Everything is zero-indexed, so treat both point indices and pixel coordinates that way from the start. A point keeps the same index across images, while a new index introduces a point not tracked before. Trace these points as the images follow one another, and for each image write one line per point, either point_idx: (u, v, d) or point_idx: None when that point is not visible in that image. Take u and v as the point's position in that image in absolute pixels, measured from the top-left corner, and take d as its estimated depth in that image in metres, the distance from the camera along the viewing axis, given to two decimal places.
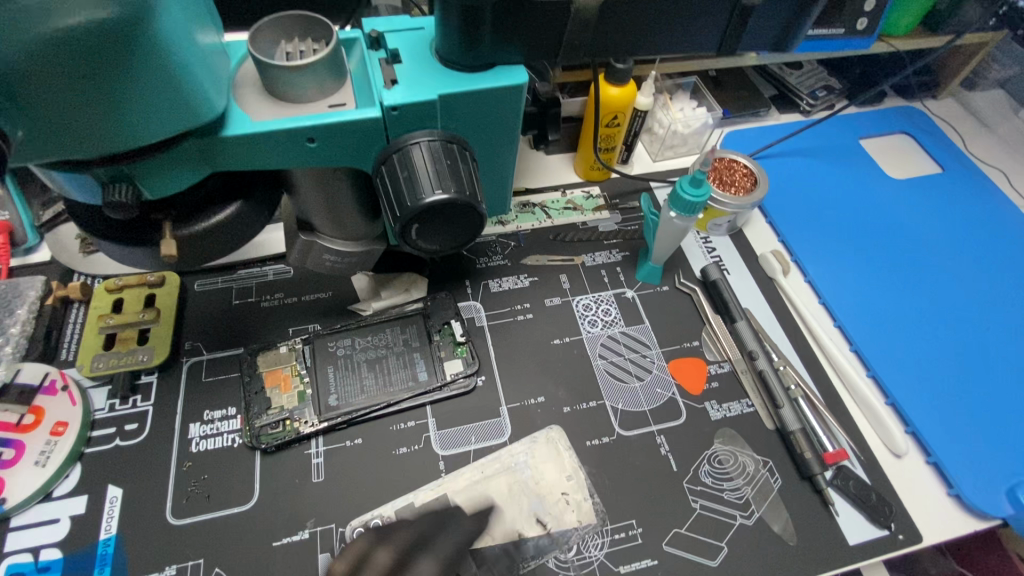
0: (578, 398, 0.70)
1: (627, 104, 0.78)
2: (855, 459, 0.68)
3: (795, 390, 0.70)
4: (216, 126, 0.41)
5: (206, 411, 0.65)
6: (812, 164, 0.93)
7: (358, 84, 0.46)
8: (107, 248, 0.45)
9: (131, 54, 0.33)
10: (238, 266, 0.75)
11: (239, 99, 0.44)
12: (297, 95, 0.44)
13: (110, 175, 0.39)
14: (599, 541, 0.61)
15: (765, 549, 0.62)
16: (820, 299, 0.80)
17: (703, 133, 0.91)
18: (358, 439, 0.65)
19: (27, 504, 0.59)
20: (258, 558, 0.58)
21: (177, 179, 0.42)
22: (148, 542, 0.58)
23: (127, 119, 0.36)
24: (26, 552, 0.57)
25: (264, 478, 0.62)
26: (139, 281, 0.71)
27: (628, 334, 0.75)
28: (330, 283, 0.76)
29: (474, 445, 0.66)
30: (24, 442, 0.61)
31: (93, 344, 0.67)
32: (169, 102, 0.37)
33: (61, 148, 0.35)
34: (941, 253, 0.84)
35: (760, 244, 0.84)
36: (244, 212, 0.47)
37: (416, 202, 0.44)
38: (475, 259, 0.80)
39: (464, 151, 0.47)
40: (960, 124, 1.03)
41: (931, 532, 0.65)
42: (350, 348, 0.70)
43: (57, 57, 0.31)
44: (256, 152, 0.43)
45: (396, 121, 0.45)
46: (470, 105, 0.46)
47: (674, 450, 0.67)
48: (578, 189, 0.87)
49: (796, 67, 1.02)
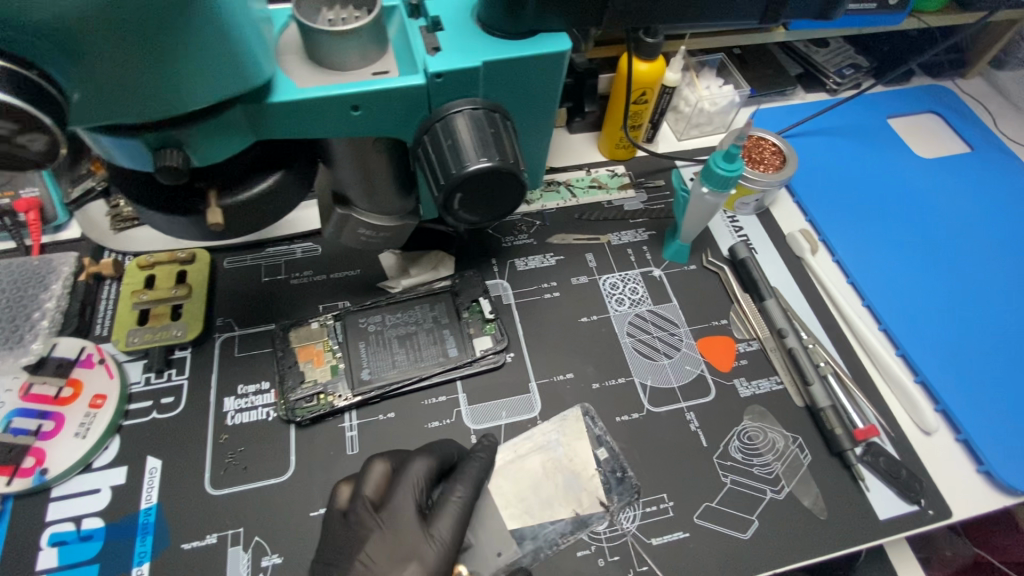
0: (607, 375, 0.71)
1: (655, 80, 0.78)
2: (884, 436, 0.68)
3: (824, 367, 0.70)
4: (263, 93, 0.41)
5: (240, 385, 0.66)
6: (840, 143, 0.92)
7: (400, 52, 0.46)
8: (151, 217, 0.45)
9: (182, 13, 0.33)
10: (267, 243, 0.76)
11: (283, 66, 0.44)
12: (341, 62, 0.44)
13: (158, 141, 0.38)
14: (631, 513, 0.62)
15: (796, 523, 0.62)
16: (848, 278, 0.79)
17: (729, 112, 0.90)
18: (390, 413, 0.66)
19: (68, 474, 0.60)
20: (295, 528, 0.59)
21: (223, 147, 0.41)
22: (187, 511, 0.59)
23: (177, 82, 0.35)
24: (68, 521, 0.58)
25: (300, 450, 0.63)
26: (170, 258, 0.72)
27: (656, 312, 0.75)
28: (358, 261, 0.76)
29: (505, 420, 0.67)
30: (64, 414, 0.62)
31: (128, 319, 0.68)
32: (219, 66, 0.36)
33: (112, 112, 0.35)
34: (970, 232, 0.84)
35: (788, 223, 0.84)
36: (286, 181, 0.47)
37: (460, 170, 0.43)
38: (501, 238, 0.80)
39: (506, 120, 0.46)
40: (989, 103, 1.01)
41: (961, 508, 0.65)
42: (381, 324, 0.70)
43: (109, 13, 0.31)
44: (300, 120, 0.43)
45: (440, 89, 0.44)
46: (512, 73, 0.46)
47: (704, 426, 0.68)
48: (602, 168, 0.87)
49: (823, 45, 1.00)
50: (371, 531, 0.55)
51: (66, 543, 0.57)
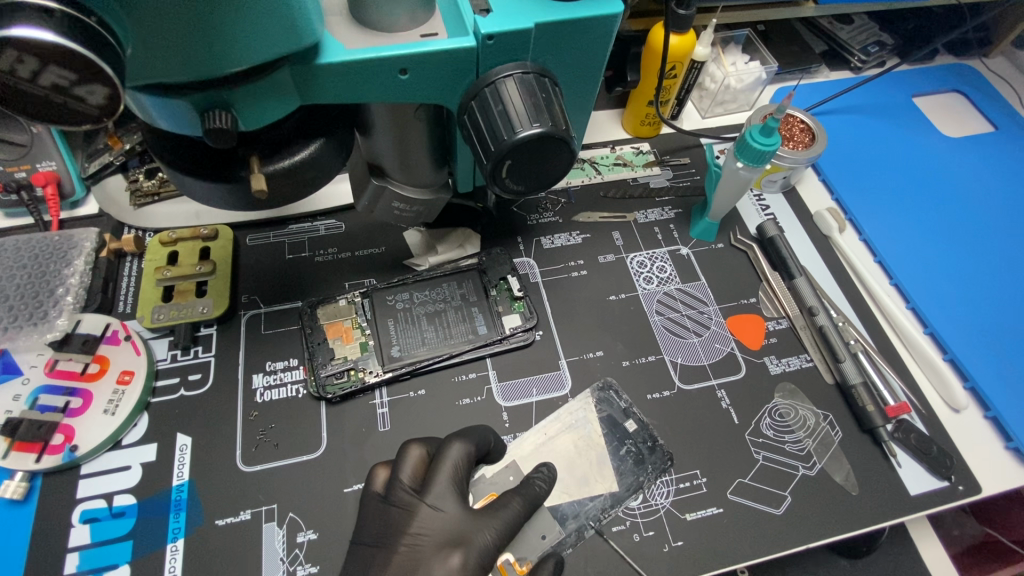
0: (637, 352, 0.70)
1: (685, 54, 0.76)
2: (914, 412, 0.68)
3: (855, 345, 0.70)
4: (312, 54, 0.40)
5: (268, 362, 0.65)
6: (866, 122, 0.90)
7: (447, 14, 0.45)
8: (190, 184, 0.44)
9: None
10: (289, 220, 0.74)
11: (329, 28, 0.42)
12: (388, 23, 0.42)
13: (206, 102, 0.37)
14: (665, 489, 0.62)
15: (828, 498, 0.63)
16: (877, 257, 0.79)
17: (755, 89, 0.88)
18: (421, 390, 0.65)
19: (97, 451, 0.59)
20: (328, 505, 0.59)
21: (269, 109, 0.40)
22: (220, 488, 0.59)
23: (231, 37, 0.34)
24: (100, 498, 0.58)
25: (331, 428, 0.62)
26: (193, 234, 0.70)
27: (684, 291, 0.75)
28: (382, 238, 0.75)
29: (536, 398, 0.66)
30: (91, 391, 0.61)
31: (152, 296, 0.67)
32: (272, 23, 0.35)
33: (163, 69, 0.34)
34: (996, 209, 0.83)
35: (815, 202, 0.83)
36: (326, 150, 0.46)
37: (510, 136, 0.42)
38: (526, 216, 0.78)
39: (554, 86, 0.45)
40: (1015, 81, 0.99)
41: (991, 483, 0.65)
42: (409, 301, 0.69)
43: None
44: (348, 82, 0.42)
45: (490, 52, 0.43)
46: (563, 36, 0.44)
47: (735, 404, 0.67)
48: (626, 145, 0.85)
49: (847, 22, 0.98)
50: (419, 510, 0.54)
51: (98, 520, 0.57)
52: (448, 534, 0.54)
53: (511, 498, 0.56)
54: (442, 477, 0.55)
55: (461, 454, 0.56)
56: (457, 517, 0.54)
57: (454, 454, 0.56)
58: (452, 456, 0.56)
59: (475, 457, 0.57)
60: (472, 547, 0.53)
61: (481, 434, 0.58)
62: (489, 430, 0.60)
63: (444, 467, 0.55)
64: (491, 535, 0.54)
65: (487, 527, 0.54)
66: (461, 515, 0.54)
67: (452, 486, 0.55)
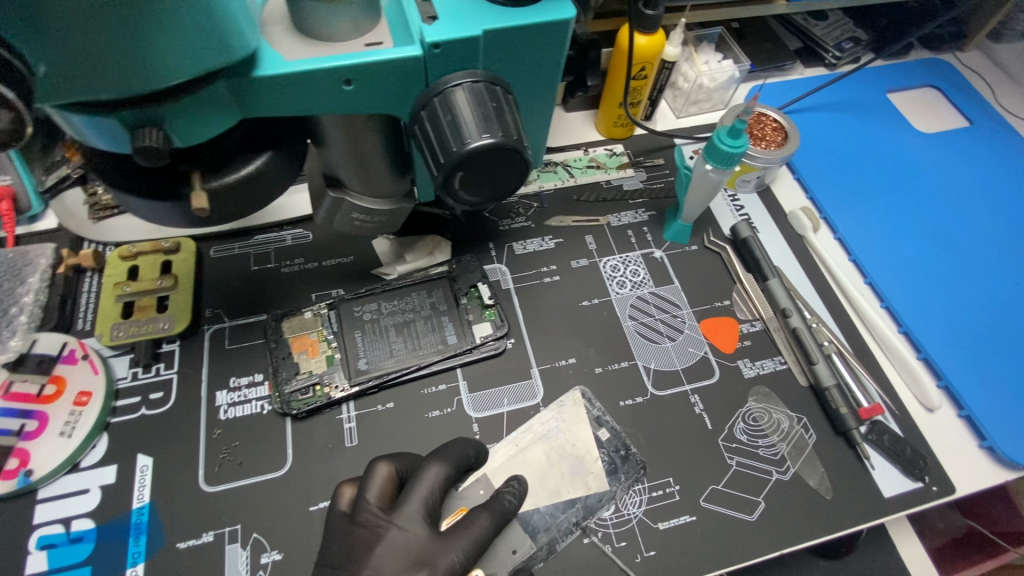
0: (610, 359, 0.69)
1: (655, 54, 0.75)
2: (888, 414, 0.68)
3: (829, 346, 0.69)
4: (248, 66, 0.38)
5: (232, 378, 0.64)
6: (840, 119, 0.90)
7: (394, 23, 0.44)
8: (132, 202, 0.42)
9: None
10: (255, 231, 0.73)
11: (269, 38, 0.41)
12: (331, 32, 0.41)
13: (135, 119, 0.36)
14: (637, 499, 0.61)
15: (802, 503, 0.62)
16: (850, 256, 0.78)
17: (729, 88, 0.87)
18: (389, 403, 0.64)
19: (54, 475, 0.58)
20: (293, 524, 0.57)
21: (207, 124, 0.39)
22: (181, 510, 0.57)
23: (155, 53, 0.33)
24: (57, 524, 0.56)
25: (296, 444, 0.61)
26: (154, 248, 0.68)
27: (657, 295, 0.74)
28: (351, 247, 0.73)
29: (507, 408, 0.65)
30: (47, 413, 0.59)
31: (112, 312, 0.65)
32: (199, 35, 0.34)
33: (83, 86, 0.33)
34: (970, 206, 0.83)
35: (789, 201, 0.83)
36: (274, 163, 0.44)
37: (460, 147, 0.41)
38: (498, 221, 0.77)
39: (507, 94, 0.44)
40: (988, 76, 0.99)
41: (964, 483, 0.65)
42: (376, 312, 0.68)
43: None
44: (291, 95, 0.41)
45: (437, 60, 0.42)
46: (513, 43, 0.43)
47: (709, 409, 0.67)
48: (600, 147, 0.84)
49: (821, 18, 0.98)
50: (387, 532, 0.52)
51: (55, 546, 0.55)
52: (413, 557, 0.52)
53: (479, 515, 0.54)
54: (418, 499, 0.54)
55: (438, 477, 0.55)
56: (425, 539, 0.52)
57: (431, 476, 0.55)
58: (433, 480, 0.55)
59: (454, 478, 0.56)
60: (437, 570, 0.51)
61: (458, 451, 0.57)
62: (468, 444, 0.59)
63: (420, 490, 0.54)
64: (459, 557, 0.52)
65: (454, 547, 0.52)
66: (429, 537, 0.53)
67: (422, 509, 0.54)
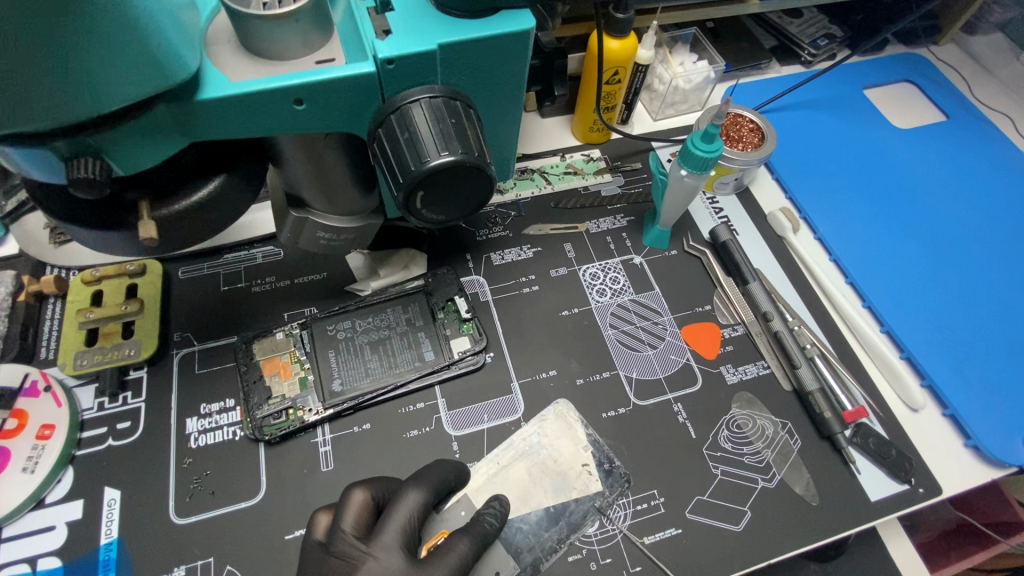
0: (591, 369, 0.68)
1: (627, 58, 0.74)
2: (872, 416, 0.67)
3: (811, 349, 0.69)
4: (191, 89, 0.37)
5: (203, 404, 0.62)
6: (817, 117, 0.89)
7: (347, 38, 0.42)
8: (78, 233, 0.40)
9: (90, 11, 0.29)
10: (224, 249, 0.71)
11: (214, 59, 0.40)
12: (279, 50, 0.40)
13: (72, 150, 0.34)
14: (621, 513, 0.60)
15: (789, 510, 0.61)
16: (831, 256, 0.78)
17: (704, 89, 0.87)
18: (366, 424, 0.62)
19: (17, 513, 0.56)
20: (269, 554, 0.56)
21: (151, 152, 0.37)
22: (152, 545, 0.56)
23: (90, 83, 0.31)
24: (22, 563, 0.54)
25: (271, 471, 0.59)
26: (118, 271, 0.67)
27: (638, 302, 0.73)
28: (324, 264, 0.72)
29: (487, 425, 0.64)
30: (9, 448, 0.57)
31: (75, 340, 0.63)
32: (134, 59, 0.32)
33: (10, 120, 0.31)
34: (948, 201, 0.82)
35: (767, 201, 0.82)
36: (228, 188, 0.42)
37: (419, 166, 0.40)
38: (475, 231, 0.76)
39: (468, 108, 0.43)
40: (963, 69, 0.99)
41: (950, 483, 0.64)
42: (350, 330, 0.66)
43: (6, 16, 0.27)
44: (239, 118, 0.39)
45: (392, 76, 0.41)
46: (472, 56, 0.42)
47: (692, 418, 0.66)
48: (577, 152, 0.83)
49: (796, 16, 0.97)
50: (363, 562, 0.50)
51: None
52: None
53: (459, 540, 0.53)
54: (395, 528, 0.52)
55: (417, 502, 0.54)
56: (402, 569, 0.51)
57: (408, 503, 0.53)
58: (412, 506, 0.53)
59: (432, 503, 0.55)
60: None
61: (437, 476, 0.56)
62: (448, 468, 0.57)
63: (397, 519, 0.53)
64: None
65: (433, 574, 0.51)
66: (406, 568, 0.51)
67: (400, 538, 0.52)
